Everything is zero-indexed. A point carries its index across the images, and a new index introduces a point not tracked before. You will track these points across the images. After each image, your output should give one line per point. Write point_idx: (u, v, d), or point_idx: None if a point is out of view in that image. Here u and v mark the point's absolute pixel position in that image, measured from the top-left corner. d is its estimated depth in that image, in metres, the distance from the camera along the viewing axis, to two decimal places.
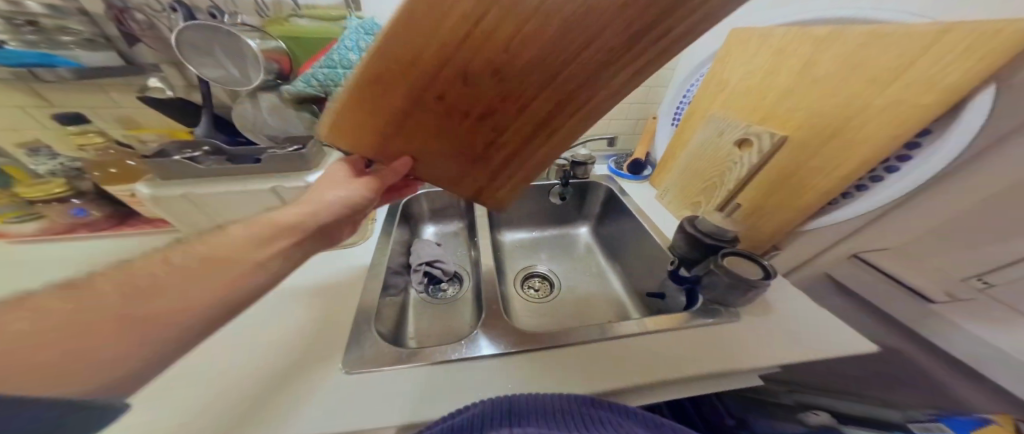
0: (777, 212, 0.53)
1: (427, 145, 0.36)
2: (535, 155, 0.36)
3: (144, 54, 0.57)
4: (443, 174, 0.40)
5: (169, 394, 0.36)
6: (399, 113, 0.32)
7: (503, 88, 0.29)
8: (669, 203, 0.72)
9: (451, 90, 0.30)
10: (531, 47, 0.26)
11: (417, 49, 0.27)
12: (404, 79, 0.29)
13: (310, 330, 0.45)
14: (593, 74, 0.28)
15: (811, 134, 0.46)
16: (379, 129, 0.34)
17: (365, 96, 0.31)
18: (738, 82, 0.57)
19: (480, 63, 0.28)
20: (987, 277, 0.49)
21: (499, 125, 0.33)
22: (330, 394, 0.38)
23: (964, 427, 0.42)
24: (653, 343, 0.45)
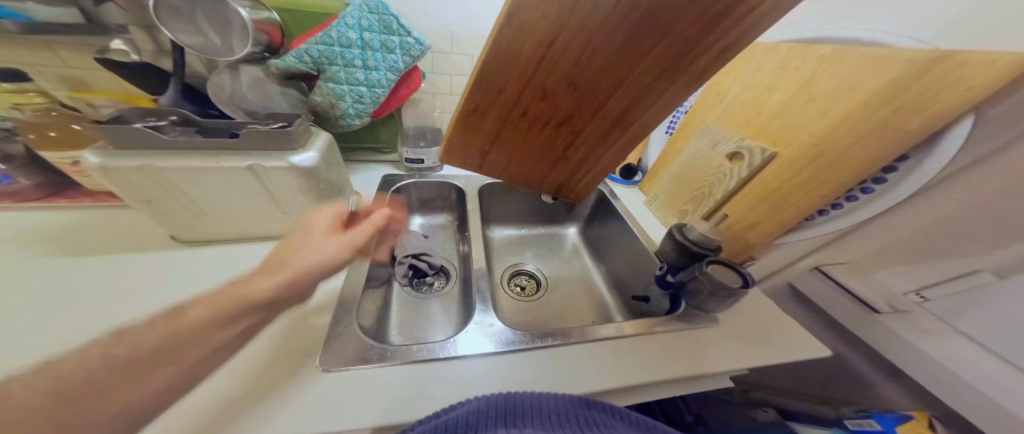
0: (761, 224, 0.55)
1: (516, 145, 0.47)
2: (604, 149, 0.46)
3: (113, 15, 0.51)
4: (529, 166, 0.52)
5: None
6: (497, 123, 0.44)
7: (581, 98, 0.39)
8: (657, 209, 0.74)
9: (538, 101, 0.40)
10: (599, 65, 0.35)
11: (509, 77, 0.37)
12: (499, 100, 0.40)
13: (286, 320, 0.43)
14: (648, 82, 0.36)
15: (800, 151, 0.48)
16: (481, 137, 0.46)
17: (471, 121, 0.43)
18: (737, 94, 0.58)
19: (561, 82, 0.37)
20: (924, 292, 0.53)
21: (575, 123, 0.43)
22: (305, 391, 0.36)
23: (889, 423, 0.46)
24: (633, 346, 0.46)
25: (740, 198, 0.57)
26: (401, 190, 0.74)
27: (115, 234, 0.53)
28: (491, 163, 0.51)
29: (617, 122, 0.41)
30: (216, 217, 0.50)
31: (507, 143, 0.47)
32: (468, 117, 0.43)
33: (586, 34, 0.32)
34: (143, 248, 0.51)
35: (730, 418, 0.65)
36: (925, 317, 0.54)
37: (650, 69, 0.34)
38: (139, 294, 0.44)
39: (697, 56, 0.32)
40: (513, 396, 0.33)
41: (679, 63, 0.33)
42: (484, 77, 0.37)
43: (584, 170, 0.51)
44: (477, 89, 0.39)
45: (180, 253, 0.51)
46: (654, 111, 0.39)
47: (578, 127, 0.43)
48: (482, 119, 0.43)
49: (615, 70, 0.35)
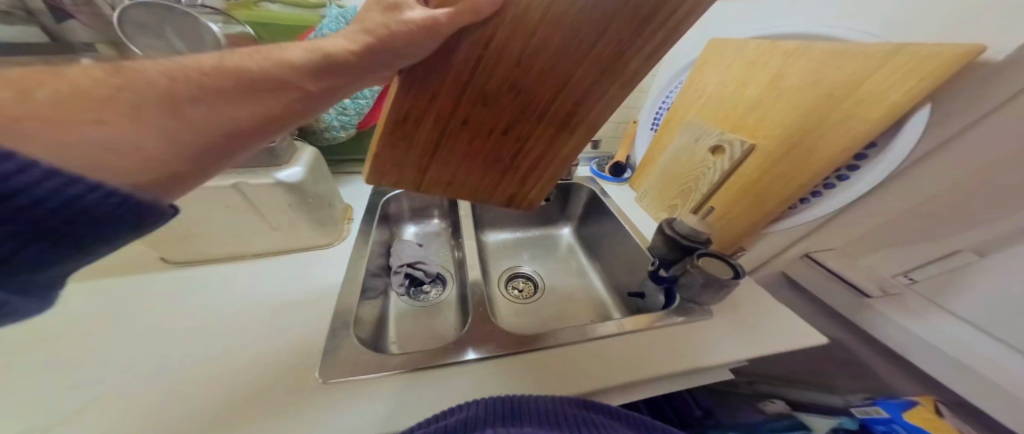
0: (746, 215, 0.55)
1: (455, 162, 0.37)
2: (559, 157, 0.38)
3: (77, 32, 0.51)
4: (472, 188, 0.41)
5: (110, 419, 0.32)
6: (430, 138, 0.34)
7: (526, 99, 0.31)
8: (647, 205, 0.74)
9: (479, 105, 0.31)
10: (548, 54, 0.28)
11: (440, 74, 0.29)
12: (432, 107, 0.31)
13: (279, 336, 0.42)
14: (599, 75, 0.30)
15: (774, 143, 0.50)
16: (405, 155, 0.35)
17: (394, 136, 0.33)
18: (713, 91, 0.60)
19: (503, 80, 0.29)
20: (911, 274, 0.55)
21: (520, 132, 0.34)
22: (302, 404, 0.35)
23: (894, 408, 0.47)
24: (633, 343, 0.46)
25: (723, 191, 0.58)
26: (392, 199, 0.73)
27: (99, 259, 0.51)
28: (428, 185, 0.40)
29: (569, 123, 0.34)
30: (204, 235, 0.48)
31: (444, 161, 0.37)
32: (391, 132, 0.32)
33: (530, 16, 0.25)
34: (130, 271, 0.49)
35: (738, 412, 0.66)
36: (913, 297, 0.56)
37: (595, 62, 0.29)
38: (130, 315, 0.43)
39: (631, 57, 0.29)
40: (511, 398, 0.33)
41: (624, 55, 0.28)
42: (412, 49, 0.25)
43: (535, 185, 0.42)
44: (406, 91, 0.29)
45: (172, 274, 0.50)
46: (608, 107, 0.33)
47: (523, 136, 0.35)
48: (409, 132, 0.33)
49: (560, 62, 0.29)
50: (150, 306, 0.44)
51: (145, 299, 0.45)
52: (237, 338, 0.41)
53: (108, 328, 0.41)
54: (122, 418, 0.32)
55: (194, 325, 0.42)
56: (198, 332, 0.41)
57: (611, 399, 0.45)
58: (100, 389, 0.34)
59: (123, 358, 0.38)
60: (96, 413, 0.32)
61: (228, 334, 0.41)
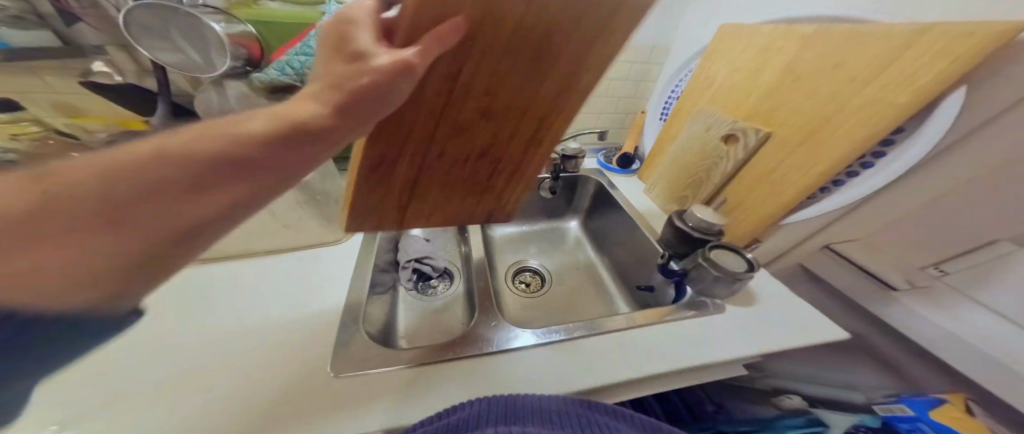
0: (759, 206, 0.53)
1: (436, 191, 0.39)
2: (530, 169, 0.41)
3: (87, 35, 0.51)
4: (455, 208, 0.44)
5: (133, 411, 0.32)
6: (407, 178, 0.35)
7: (494, 130, 0.33)
8: (655, 197, 0.73)
9: (445, 147, 0.33)
10: (501, 96, 0.29)
11: (405, 126, 0.29)
12: (404, 154, 0.32)
13: (293, 332, 0.43)
14: (552, 101, 0.31)
15: (792, 131, 0.48)
16: (384, 195, 0.36)
17: (371, 187, 0.34)
18: (725, 78, 0.58)
19: (470, 120, 0.30)
20: (942, 266, 0.51)
21: (493, 157, 0.36)
22: (318, 397, 0.36)
23: (921, 407, 0.45)
24: (642, 337, 0.46)
25: (737, 182, 0.56)
26: None
27: None
28: (412, 215, 0.42)
29: (533, 143, 0.36)
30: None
31: (425, 192, 0.39)
32: (366, 180, 0.33)
33: (477, 71, 0.26)
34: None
35: (753, 407, 0.66)
36: (945, 292, 0.52)
37: (553, 90, 0.30)
38: (140, 309, 0.43)
39: (580, 80, 0.29)
40: (514, 398, 0.33)
41: (580, 82, 0.29)
42: (376, 104, 0.23)
43: (512, 195, 0.45)
44: (374, 147, 0.29)
45: (180, 271, 0.49)
46: (566, 123, 0.35)
47: (496, 160, 0.37)
48: (385, 178, 0.34)
49: (521, 96, 0.30)
50: (161, 299, 0.44)
51: (159, 294, 0.45)
52: (253, 335, 0.42)
53: (126, 322, 0.42)
54: (144, 410, 0.33)
55: (211, 322, 0.43)
56: (216, 328, 0.42)
57: (620, 393, 0.45)
58: (123, 382, 0.35)
59: (141, 351, 0.38)
60: (120, 405, 0.33)
61: (244, 331, 0.42)
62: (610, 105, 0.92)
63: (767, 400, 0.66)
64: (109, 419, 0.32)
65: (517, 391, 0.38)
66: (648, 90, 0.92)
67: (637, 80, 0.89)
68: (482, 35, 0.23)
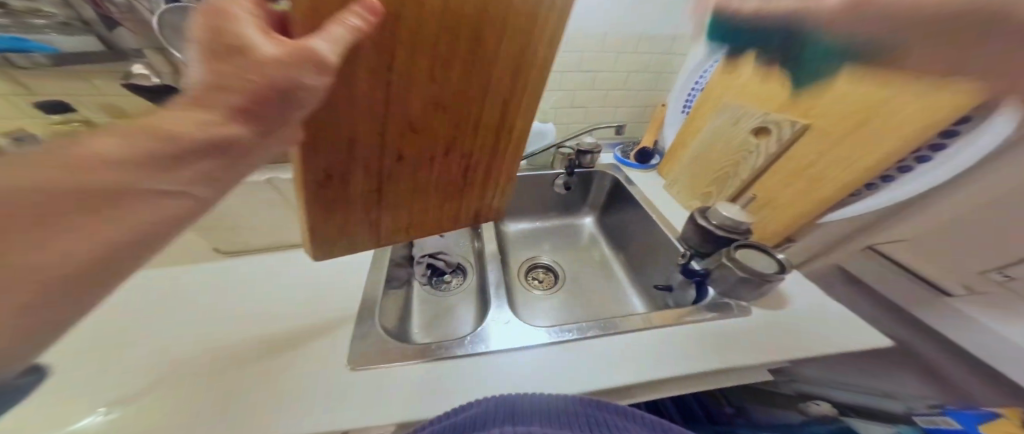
0: (790, 205, 0.50)
1: (409, 198, 0.37)
2: (501, 161, 0.40)
3: (127, 39, 0.47)
4: (434, 215, 0.41)
5: (169, 401, 0.34)
6: (370, 188, 0.33)
7: (453, 120, 0.32)
8: (676, 193, 0.70)
9: (404, 145, 0.31)
10: (451, 82, 0.28)
11: (350, 130, 0.27)
12: (359, 160, 0.30)
13: (314, 326, 0.44)
14: (508, 84, 0.32)
15: (835, 123, 0.45)
16: (350, 211, 0.34)
17: (329, 201, 0.31)
18: (756, 69, 0.55)
19: (424, 111, 0.29)
20: (1008, 270, 0.44)
21: (461, 149, 0.35)
22: (338, 390, 0.37)
23: (970, 420, 0.42)
24: (660, 339, 0.45)
25: (769, 177, 0.53)
26: None
27: None
28: (389, 230, 0.39)
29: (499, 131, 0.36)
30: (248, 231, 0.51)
31: (396, 202, 0.37)
32: (322, 198, 0.31)
33: (420, 58, 0.25)
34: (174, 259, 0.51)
35: (775, 410, 0.64)
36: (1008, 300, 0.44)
37: (502, 66, 0.30)
38: (174, 302, 0.45)
39: (530, 61, 0.30)
40: (516, 398, 0.32)
41: (531, 57, 0.30)
42: (286, 107, 0.22)
43: (493, 188, 0.43)
44: (320, 156, 0.27)
45: (216, 263, 0.52)
46: (527, 108, 0.36)
47: (465, 151, 0.36)
48: (346, 192, 0.32)
49: (470, 78, 0.29)
50: (190, 293, 0.47)
51: (196, 284, 0.48)
52: (282, 326, 0.44)
53: (168, 309, 0.44)
54: (191, 393, 0.35)
55: (245, 313, 0.45)
56: (249, 320, 0.44)
57: (636, 396, 0.44)
58: (171, 365, 0.38)
59: (182, 340, 0.41)
60: (170, 386, 0.36)
61: (274, 323, 0.44)
62: (628, 98, 0.89)
63: (790, 404, 0.63)
64: (150, 407, 0.34)
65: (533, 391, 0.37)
66: (669, 82, 0.88)
67: (657, 73, 0.86)
68: (417, 17, 0.23)
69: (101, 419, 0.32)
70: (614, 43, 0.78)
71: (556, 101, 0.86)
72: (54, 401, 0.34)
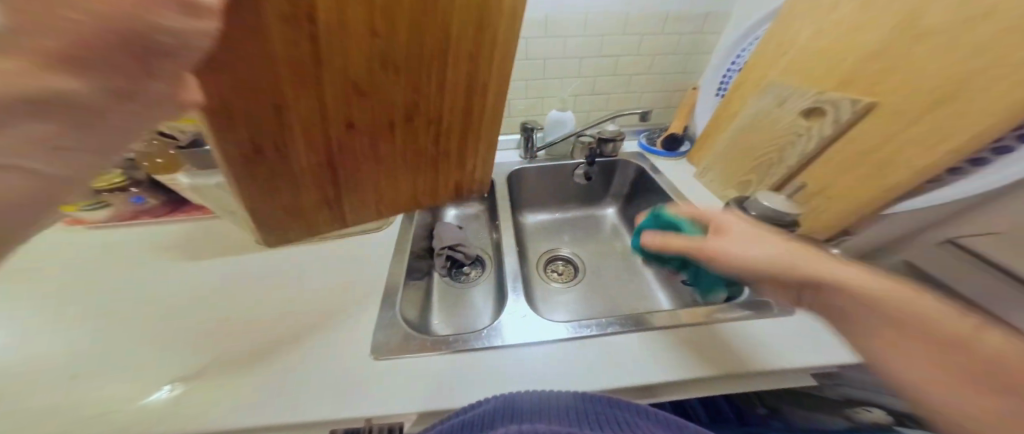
0: (846, 196, 0.45)
1: (370, 175, 0.31)
2: (486, 127, 0.33)
3: None
4: (405, 195, 0.35)
5: (215, 387, 0.38)
6: (317, 162, 0.27)
7: (409, 77, 0.24)
8: (709, 183, 0.66)
9: (348, 109, 0.24)
10: (398, 20, 0.21)
11: (269, 92, 0.21)
12: (293, 129, 0.24)
13: (342, 318, 0.47)
14: (477, 20, 0.23)
15: (910, 101, 0.38)
16: (300, 188, 0.29)
17: (271, 178, 0.26)
18: (806, 45, 0.48)
19: (366, 66, 0.22)
20: None
21: (426, 115, 0.28)
22: (365, 379, 0.40)
23: None
24: (687, 338, 0.44)
25: (824, 163, 0.47)
26: None
27: (194, 238, 0.59)
28: (353, 212, 0.33)
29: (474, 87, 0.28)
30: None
31: (355, 179, 0.30)
32: (256, 174, 0.26)
33: None
34: (228, 252, 0.57)
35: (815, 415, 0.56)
36: None
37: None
38: (219, 294, 0.49)
39: None
40: (511, 398, 0.32)
41: None
42: (152, 58, 0.15)
43: (477, 162, 0.36)
44: (240, 128, 0.22)
45: (261, 257, 0.56)
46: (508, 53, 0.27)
47: (433, 117, 0.29)
48: (286, 166, 0.26)
49: (424, 16, 0.21)
50: (233, 285, 0.51)
51: (244, 275, 0.53)
52: (315, 314, 0.47)
53: (217, 299, 0.49)
54: (239, 376, 0.39)
55: (283, 301, 0.49)
56: (286, 308, 0.48)
57: (663, 395, 0.42)
58: (218, 353, 0.42)
59: (230, 325, 0.45)
60: (219, 367, 0.40)
61: (307, 313, 0.47)
62: (655, 82, 0.84)
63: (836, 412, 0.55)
64: (201, 391, 0.38)
65: (557, 388, 0.37)
66: (702, 63, 0.82)
67: (686, 53, 0.79)
68: None
69: (168, 394, 0.37)
70: (639, 24, 0.73)
71: (576, 88, 0.82)
72: (131, 377, 0.39)
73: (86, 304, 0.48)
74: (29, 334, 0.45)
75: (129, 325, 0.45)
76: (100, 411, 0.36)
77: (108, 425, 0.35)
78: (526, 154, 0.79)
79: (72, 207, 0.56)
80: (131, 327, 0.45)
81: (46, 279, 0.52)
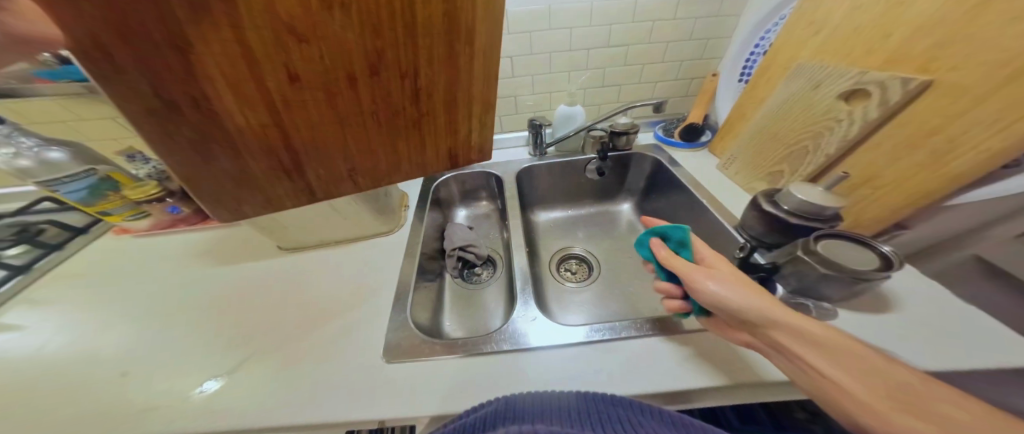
0: (896, 185, 0.40)
1: (334, 137, 0.29)
2: (464, 86, 0.30)
3: None
4: (381, 162, 0.33)
5: (236, 389, 0.39)
6: (259, 118, 0.25)
7: (358, 21, 0.22)
8: (735, 174, 0.62)
9: (286, 54, 0.22)
10: None
11: (166, 31, 0.19)
12: (218, 83, 0.22)
13: (359, 318, 0.47)
14: None
15: (971, 75, 0.33)
16: (245, 154, 0.27)
17: (208, 134, 0.25)
18: (840, 21, 0.44)
19: (298, 4, 0.20)
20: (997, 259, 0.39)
21: (395, 66, 0.26)
22: (377, 382, 0.39)
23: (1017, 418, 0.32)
24: (715, 342, 0.41)
25: (872, 149, 0.42)
26: (441, 184, 0.73)
27: (219, 243, 0.61)
28: (320, 181, 0.32)
29: (443, 36, 0.25)
30: (296, 230, 0.53)
31: (315, 142, 0.29)
32: (177, 135, 0.24)
33: None
34: (251, 255, 0.58)
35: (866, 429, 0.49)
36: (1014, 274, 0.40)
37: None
38: (247, 296, 0.50)
39: None
40: (512, 401, 0.31)
41: None
42: None
43: (469, 124, 0.34)
44: (138, 74, 0.20)
45: (282, 260, 0.57)
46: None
47: (402, 70, 0.26)
48: (218, 126, 0.24)
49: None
50: (254, 287, 0.52)
51: (269, 277, 0.54)
52: (338, 313, 0.47)
53: (240, 301, 0.50)
54: (259, 373, 0.40)
55: (310, 301, 0.49)
56: (311, 308, 0.48)
57: (691, 402, 0.38)
58: (247, 351, 0.43)
59: (259, 324, 0.46)
60: (256, 364, 0.41)
61: (324, 315, 0.47)
62: (671, 70, 0.80)
63: None
64: (230, 390, 0.39)
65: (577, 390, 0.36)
66: (721, 46, 0.77)
67: (702, 38, 0.75)
68: None
69: (214, 387, 0.39)
70: (650, 10, 0.69)
71: (585, 81, 0.80)
72: (174, 372, 0.41)
73: (118, 308, 0.50)
74: (75, 333, 0.47)
75: (154, 328, 0.46)
76: (130, 410, 0.37)
77: (150, 419, 0.36)
78: (536, 151, 0.77)
79: (116, 219, 0.59)
80: (165, 326, 0.47)
81: (92, 284, 0.55)
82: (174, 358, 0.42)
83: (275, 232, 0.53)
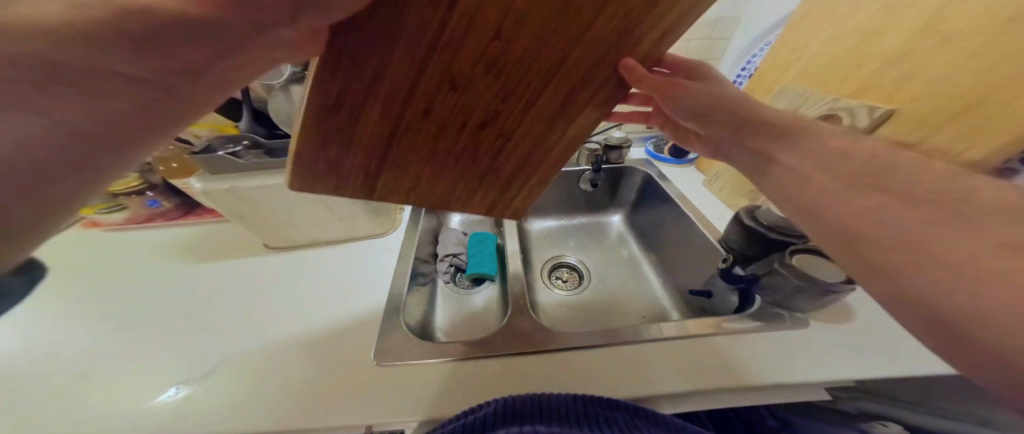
0: None
1: (419, 162, 0.30)
2: (543, 162, 0.32)
3: None
4: (439, 188, 0.33)
5: (214, 382, 0.39)
6: (378, 134, 0.26)
7: (501, 88, 0.24)
8: (720, 189, 0.68)
9: (433, 97, 0.24)
10: (519, 38, 0.20)
11: (374, 61, 0.21)
12: (373, 100, 0.23)
13: (347, 316, 0.48)
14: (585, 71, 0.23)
15: None
16: (349, 152, 0.28)
17: (334, 134, 0.26)
18: (815, 53, 0.52)
19: (470, 65, 0.22)
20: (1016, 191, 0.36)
21: (502, 129, 0.27)
22: (366, 385, 0.39)
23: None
24: (696, 348, 0.42)
25: None
26: None
27: (203, 240, 0.60)
28: (384, 187, 0.32)
29: (551, 127, 0.28)
30: (291, 227, 0.54)
31: (404, 161, 0.29)
32: (315, 130, 0.25)
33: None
34: (236, 255, 0.57)
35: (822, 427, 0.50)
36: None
37: (613, 28, 0.20)
38: (232, 290, 0.51)
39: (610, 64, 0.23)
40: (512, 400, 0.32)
41: (626, 42, 0.21)
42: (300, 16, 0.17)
43: (519, 189, 0.36)
44: (322, 79, 0.21)
45: (273, 259, 0.57)
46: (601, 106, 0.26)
47: (505, 128, 0.27)
48: (348, 129, 0.25)
49: (553, 34, 0.20)
50: (235, 285, 0.52)
51: (253, 277, 0.53)
52: (325, 314, 0.48)
53: (219, 298, 0.50)
54: (233, 373, 0.40)
55: (295, 301, 0.49)
56: (297, 310, 0.48)
57: (665, 407, 0.40)
58: (221, 357, 0.42)
59: (238, 324, 0.46)
60: (231, 367, 0.41)
61: (313, 313, 0.48)
62: None
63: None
64: (206, 383, 0.39)
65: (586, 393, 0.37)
66: None
67: None
68: None
69: (175, 395, 0.37)
70: None
71: None
72: (146, 372, 0.40)
73: (93, 304, 0.49)
74: (35, 334, 0.45)
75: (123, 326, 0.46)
76: (87, 410, 0.36)
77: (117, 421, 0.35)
78: None
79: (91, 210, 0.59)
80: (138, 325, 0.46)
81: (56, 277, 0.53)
82: (145, 356, 0.42)
83: (264, 228, 0.53)
